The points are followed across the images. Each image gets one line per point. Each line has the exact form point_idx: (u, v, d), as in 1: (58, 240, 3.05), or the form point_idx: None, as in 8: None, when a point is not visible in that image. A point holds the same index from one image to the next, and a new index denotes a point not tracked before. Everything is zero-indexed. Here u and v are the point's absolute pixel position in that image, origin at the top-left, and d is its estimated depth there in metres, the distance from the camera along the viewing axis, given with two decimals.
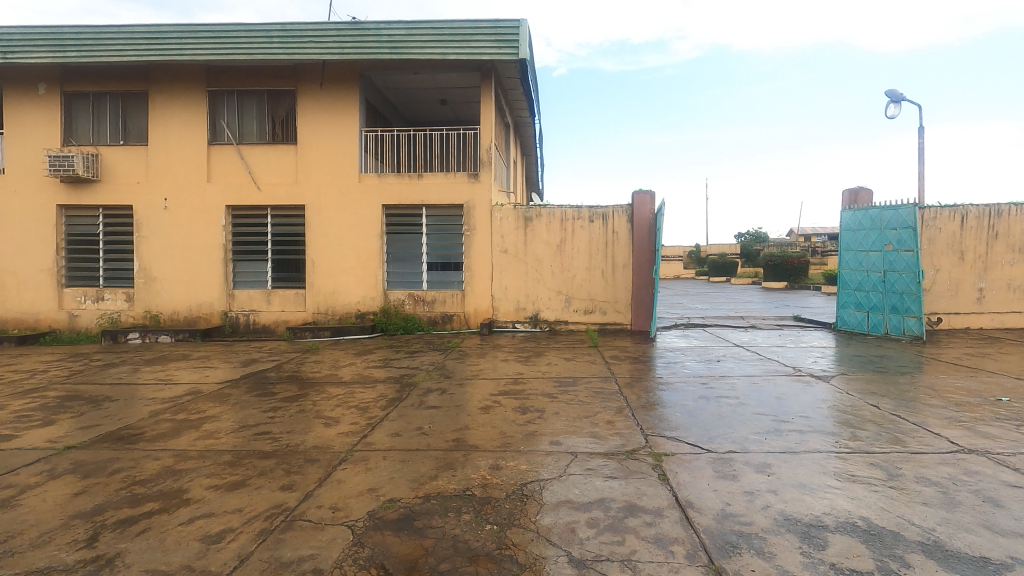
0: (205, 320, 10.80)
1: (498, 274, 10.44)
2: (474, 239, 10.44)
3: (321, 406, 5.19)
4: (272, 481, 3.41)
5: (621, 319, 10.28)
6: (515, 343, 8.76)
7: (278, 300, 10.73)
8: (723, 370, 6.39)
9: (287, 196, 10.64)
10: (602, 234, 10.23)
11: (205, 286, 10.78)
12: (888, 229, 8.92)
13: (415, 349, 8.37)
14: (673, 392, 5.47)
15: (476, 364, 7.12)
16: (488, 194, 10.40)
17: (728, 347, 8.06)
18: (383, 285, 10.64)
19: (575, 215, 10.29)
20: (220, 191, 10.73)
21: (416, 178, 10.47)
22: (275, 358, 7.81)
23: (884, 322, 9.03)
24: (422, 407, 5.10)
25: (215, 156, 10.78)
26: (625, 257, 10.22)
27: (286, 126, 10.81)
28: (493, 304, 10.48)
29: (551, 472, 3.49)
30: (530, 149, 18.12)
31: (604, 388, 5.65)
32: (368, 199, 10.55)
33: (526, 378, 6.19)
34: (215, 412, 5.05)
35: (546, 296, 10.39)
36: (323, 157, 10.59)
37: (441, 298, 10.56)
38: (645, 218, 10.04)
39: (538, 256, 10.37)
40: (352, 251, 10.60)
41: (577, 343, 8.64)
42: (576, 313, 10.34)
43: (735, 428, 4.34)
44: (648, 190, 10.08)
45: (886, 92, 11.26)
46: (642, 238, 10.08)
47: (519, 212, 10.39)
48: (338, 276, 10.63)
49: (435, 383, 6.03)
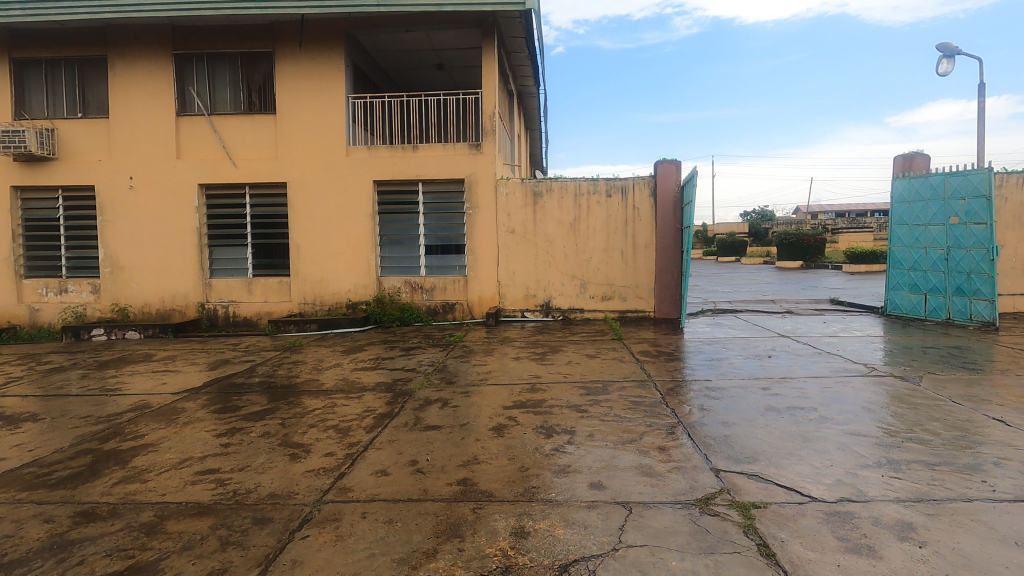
0: (180, 313, 9.72)
1: (505, 258, 9.33)
2: (477, 219, 9.31)
3: (292, 427, 4.13)
4: (197, 566, 2.34)
5: (644, 306, 9.18)
6: (526, 336, 7.67)
7: (260, 289, 9.64)
8: (781, 370, 5.29)
9: (266, 172, 9.48)
10: (621, 209, 9.10)
11: (179, 276, 9.68)
12: (953, 199, 7.77)
13: (411, 345, 7.28)
14: (731, 401, 4.39)
15: (484, 364, 6.02)
16: (491, 167, 9.25)
17: (773, 338, 6.96)
18: (377, 272, 9.54)
19: (590, 188, 9.15)
20: (191, 168, 9.56)
21: (411, 150, 9.30)
22: (249, 359, 6.71)
23: (946, 306, 7.95)
24: (418, 427, 4.02)
25: (185, 129, 9.61)
26: (647, 236, 9.10)
27: (264, 93, 9.61)
28: (499, 291, 9.39)
29: (601, 545, 2.41)
30: (534, 121, 16.85)
31: (645, 396, 4.58)
32: (358, 175, 9.40)
33: (544, 383, 5.11)
34: (154, 438, 3.97)
35: (560, 281, 9.28)
36: (306, 128, 9.43)
37: (442, 284, 9.45)
38: (670, 191, 8.93)
39: (549, 236, 9.26)
40: (341, 234, 9.48)
41: (597, 335, 7.56)
42: (593, 300, 9.25)
43: (835, 459, 3.25)
44: (674, 158, 8.95)
45: (938, 45, 9.99)
46: (666, 215, 8.98)
47: (528, 186, 9.24)
48: (326, 262, 9.52)
49: (435, 392, 4.95)
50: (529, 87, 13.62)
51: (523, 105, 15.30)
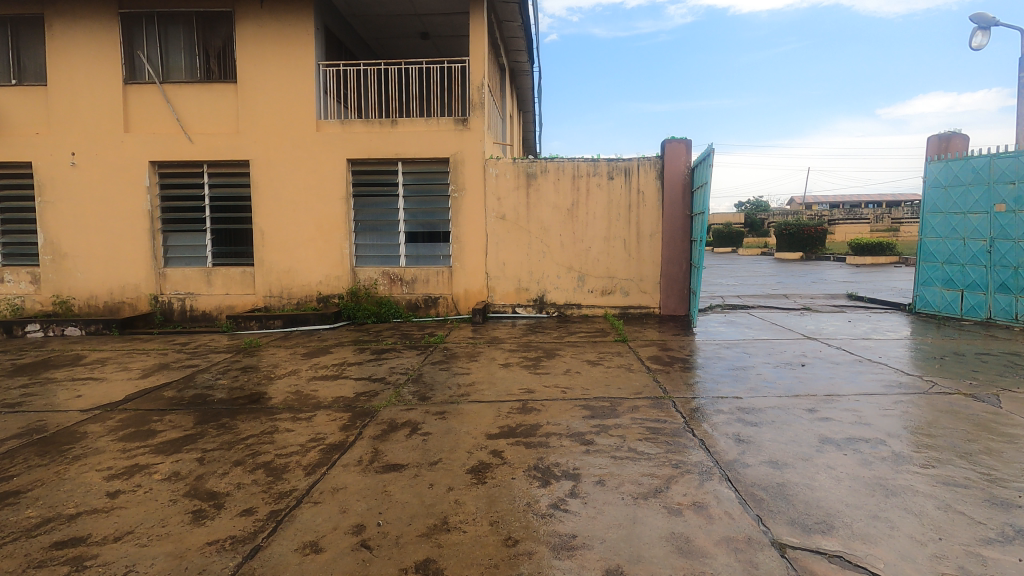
0: (130, 307, 8.69)
1: (494, 247, 8.37)
2: (463, 202, 8.32)
3: (210, 467, 3.16)
4: None
5: (648, 301, 8.27)
6: (517, 336, 6.73)
7: (220, 281, 8.63)
8: (824, 384, 4.38)
9: (225, 148, 8.42)
10: (624, 193, 8.16)
11: (128, 264, 8.64)
12: (999, 184, 6.90)
13: (384, 347, 6.32)
14: (773, 429, 3.49)
15: (467, 372, 5.08)
16: (479, 144, 8.25)
17: (800, 342, 6.07)
18: (351, 262, 8.55)
19: (590, 169, 8.19)
20: (141, 143, 8.47)
21: (390, 125, 8.29)
22: (192, 364, 5.73)
23: (988, 304, 7.11)
24: (374, 468, 3.08)
25: (134, 99, 8.51)
26: (653, 223, 8.17)
27: (223, 60, 8.53)
28: (488, 284, 8.44)
29: None
30: (527, 100, 15.77)
31: (664, 421, 3.66)
32: (330, 153, 8.38)
33: (538, 399, 4.20)
34: (24, 483, 3.00)
35: (555, 273, 8.35)
36: (272, 99, 8.37)
37: (423, 276, 8.48)
38: (679, 173, 8.00)
39: (544, 223, 8.31)
40: (311, 219, 8.47)
41: (598, 336, 6.66)
42: (592, 294, 8.33)
43: (941, 529, 2.35)
44: (683, 137, 8.00)
45: (972, 17, 9.09)
46: (673, 200, 8.06)
47: (520, 167, 8.27)
48: (295, 250, 8.51)
49: (403, 412, 4.00)
50: (523, 61, 12.58)
51: (516, 82, 14.23)
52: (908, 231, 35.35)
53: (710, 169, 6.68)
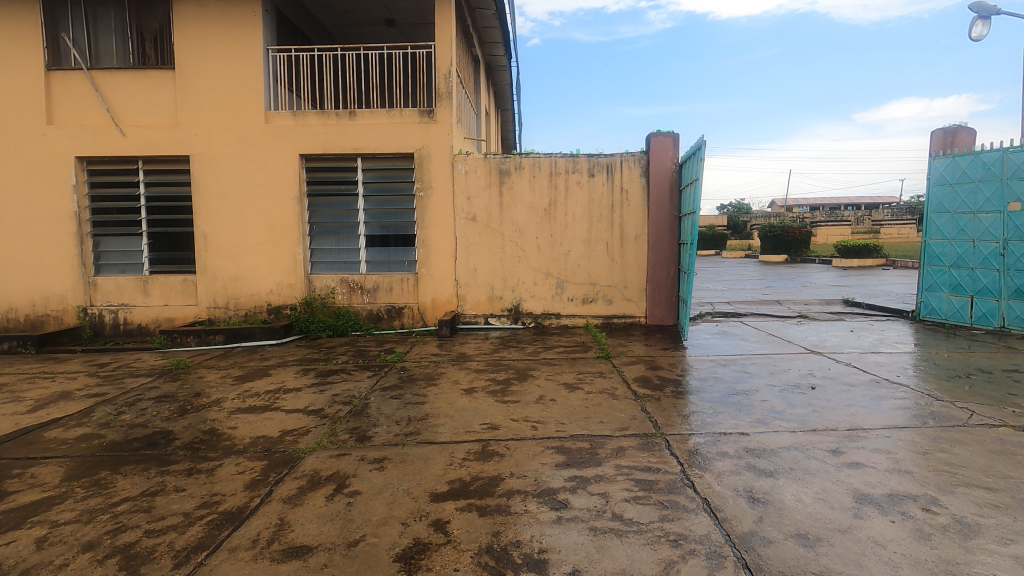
0: (55, 320, 7.73)
1: (464, 251, 7.59)
2: (429, 202, 7.53)
3: (49, 554, 2.33)
4: None
5: (633, 310, 7.55)
6: (487, 352, 5.95)
7: (158, 290, 7.73)
8: (844, 415, 3.67)
9: (162, 142, 7.53)
10: (606, 192, 7.44)
11: (52, 273, 7.68)
12: (1013, 181, 6.32)
13: (333, 368, 5.49)
14: (794, 482, 2.75)
15: (422, 401, 4.28)
16: (447, 138, 7.48)
17: (805, 357, 5.38)
18: (306, 269, 7.71)
19: (569, 166, 7.47)
20: (65, 136, 7.53)
21: (347, 117, 7.48)
22: (100, 392, 4.84)
23: (1001, 312, 6.51)
24: (271, 553, 2.28)
25: (59, 87, 7.56)
26: (638, 225, 7.46)
27: (161, 44, 7.65)
28: (457, 292, 7.65)
29: None
30: (505, 96, 15.05)
31: (656, 472, 2.91)
32: (281, 148, 7.54)
33: (501, 439, 3.42)
34: None
35: (531, 280, 7.60)
36: (215, 88, 7.51)
37: (386, 284, 7.66)
38: (666, 170, 7.32)
39: (519, 225, 7.56)
40: (260, 221, 7.61)
41: (578, 351, 5.92)
42: (572, 302, 7.60)
43: None
44: (671, 130, 7.32)
45: (972, 6, 8.59)
46: (660, 199, 7.37)
47: (492, 163, 7.51)
48: (241, 255, 7.64)
49: (332, 460, 3.19)
50: (499, 54, 11.86)
51: (492, 78, 13.50)
52: (889, 232, 35.37)
53: (702, 164, 5.94)
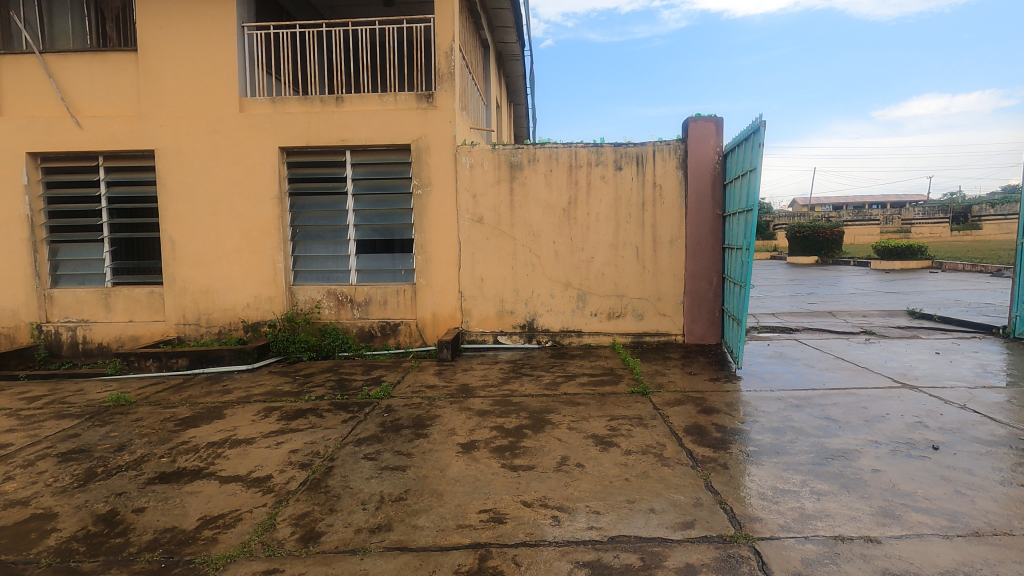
0: (6, 339, 6.80)
1: (469, 258, 6.51)
2: (428, 202, 6.46)
3: None
4: None
5: (668, 327, 6.41)
6: (494, 384, 4.86)
7: (120, 304, 6.76)
8: (1010, 505, 2.50)
9: (123, 135, 6.58)
10: (636, 188, 6.32)
11: (3, 284, 6.76)
12: None
13: (303, 406, 4.44)
14: None
15: (403, 464, 3.20)
16: (449, 127, 6.41)
17: (899, 395, 4.20)
18: (288, 279, 6.70)
19: (593, 157, 6.35)
20: (14, 128, 6.60)
21: (333, 103, 6.46)
22: (4, 441, 3.83)
23: None
24: None
25: (8, 73, 6.64)
26: (673, 226, 6.32)
27: (122, 24, 6.73)
28: (462, 306, 6.57)
29: None
30: (518, 90, 14.02)
31: None
32: (258, 139, 6.54)
33: (508, 545, 2.31)
34: None
35: (548, 291, 6.50)
36: (183, 71, 6.53)
37: (379, 297, 6.61)
38: (707, 162, 6.18)
39: (533, 227, 6.47)
40: (235, 225, 6.62)
41: (606, 383, 4.80)
42: (595, 318, 6.48)
43: None
44: (712, 114, 6.16)
45: None
46: (700, 196, 6.22)
47: (502, 155, 6.43)
48: (214, 264, 6.66)
49: None
50: (511, 41, 10.80)
51: (504, 68, 12.45)
52: (922, 231, 33.72)
53: (761, 149, 4.78)
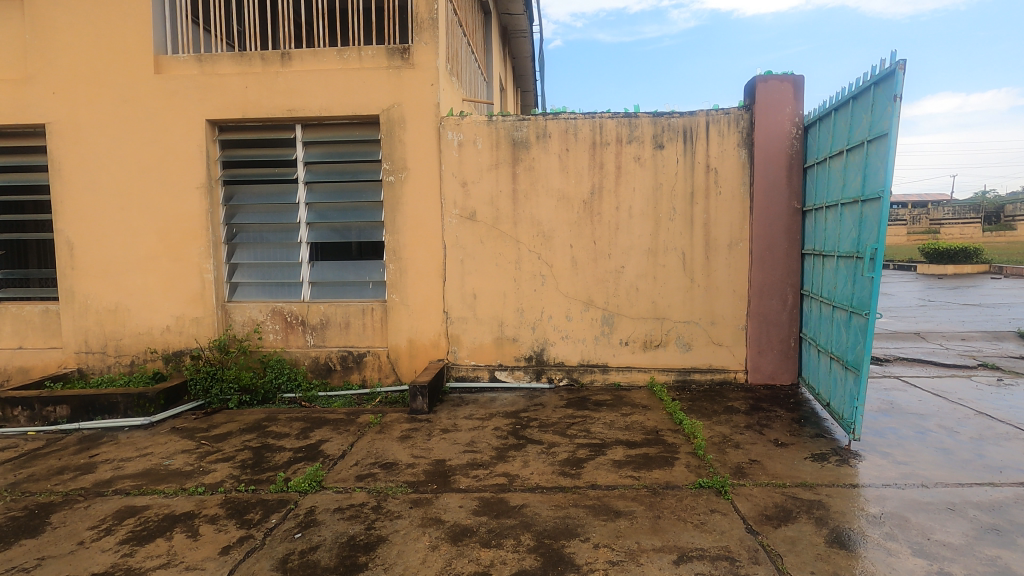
0: None
1: (458, 267, 4.88)
2: (403, 193, 4.84)
3: None
4: None
5: (725, 361, 4.74)
6: (484, 463, 3.21)
7: (6, 327, 5.20)
8: None
9: (6, 106, 5.01)
10: (682, 172, 4.66)
11: None
12: None
13: (180, 506, 2.81)
14: None
15: None
16: (430, 91, 4.77)
17: None
18: (221, 294, 5.10)
19: (624, 131, 4.69)
20: None
21: (277, 62, 4.86)
22: None
23: None
24: None
25: None
26: (732, 225, 4.65)
27: None
28: (448, 331, 4.94)
29: None
30: (525, 74, 12.39)
31: None
32: (179, 110, 4.95)
33: None
34: None
35: (563, 312, 4.86)
36: (80, 21, 4.95)
37: (339, 319, 5.00)
38: (781, 138, 4.51)
39: (543, 227, 4.83)
40: (151, 223, 5.04)
41: (654, 463, 3.15)
42: (627, 349, 4.83)
43: None
44: (791, 71, 4.47)
45: None
46: (771, 185, 4.55)
47: (501, 130, 4.79)
48: (124, 274, 5.08)
49: None
50: (517, 12, 9.16)
51: (510, 46, 10.82)
52: (955, 232, 31.68)
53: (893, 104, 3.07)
